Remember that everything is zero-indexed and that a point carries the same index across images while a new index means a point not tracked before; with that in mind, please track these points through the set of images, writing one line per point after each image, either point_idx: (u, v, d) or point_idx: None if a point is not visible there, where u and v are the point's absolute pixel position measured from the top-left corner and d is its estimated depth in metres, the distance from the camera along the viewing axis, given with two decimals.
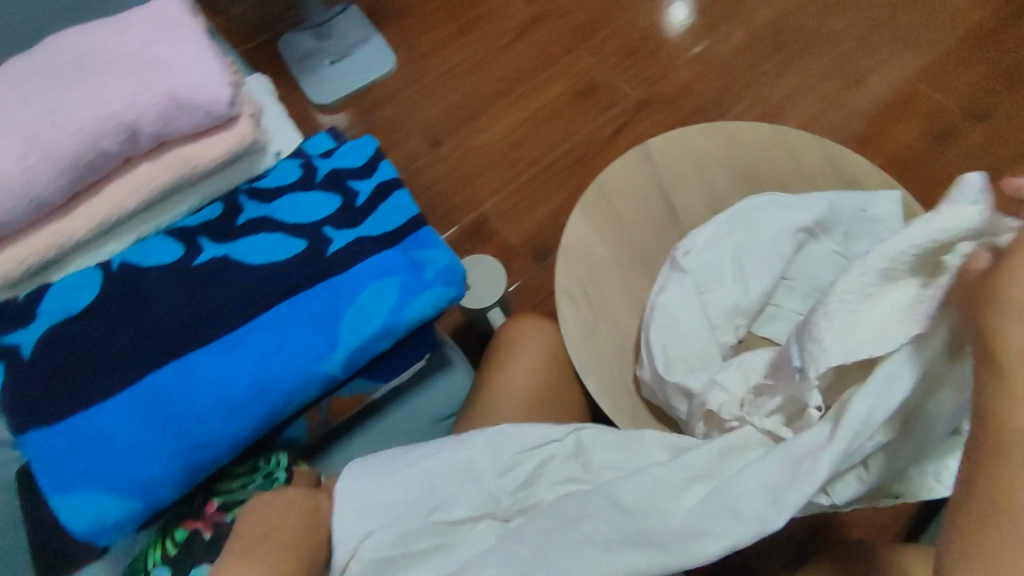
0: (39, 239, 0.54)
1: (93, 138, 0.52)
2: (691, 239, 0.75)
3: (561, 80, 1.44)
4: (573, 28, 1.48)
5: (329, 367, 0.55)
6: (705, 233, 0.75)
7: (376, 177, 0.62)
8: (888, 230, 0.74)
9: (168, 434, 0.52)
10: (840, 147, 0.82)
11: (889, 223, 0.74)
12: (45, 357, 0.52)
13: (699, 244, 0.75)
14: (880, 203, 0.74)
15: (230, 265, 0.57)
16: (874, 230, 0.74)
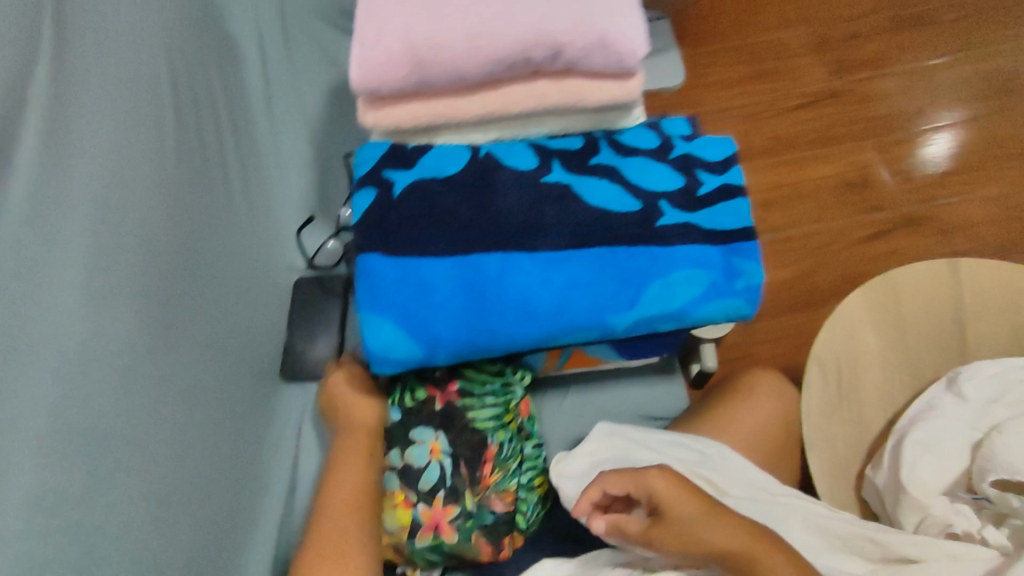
0: (438, 106, 0.61)
1: (528, 45, 0.57)
2: (977, 367, 0.66)
3: (836, 162, 1.39)
4: (869, 119, 1.43)
5: (618, 322, 0.57)
6: (996, 367, 0.66)
7: (725, 176, 0.62)
8: None
9: (471, 310, 0.56)
10: None
11: None
12: (406, 202, 0.58)
13: (986, 376, 0.66)
14: None
15: (570, 195, 0.60)
16: None
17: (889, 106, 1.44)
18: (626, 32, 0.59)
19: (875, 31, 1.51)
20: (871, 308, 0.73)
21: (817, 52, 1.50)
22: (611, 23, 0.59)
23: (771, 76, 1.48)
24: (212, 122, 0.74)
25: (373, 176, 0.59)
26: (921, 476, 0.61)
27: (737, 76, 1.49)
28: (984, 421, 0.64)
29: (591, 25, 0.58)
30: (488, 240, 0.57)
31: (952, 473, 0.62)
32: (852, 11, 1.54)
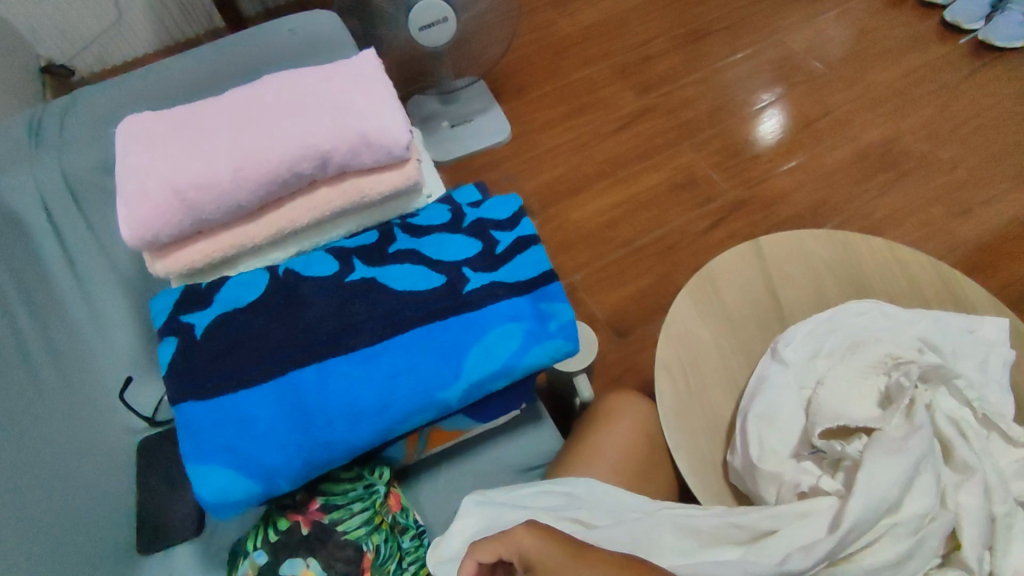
0: (226, 238, 0.63)
1: (294, 161, 0.61)
2: (792, 331, 0.73)
3: (662, 170, 1.51)
4: (680, 125, 1.56)
5: (448, 395, 0.59)
6: (805, 327, 0.74)
7: (517, 231, 0.67)
8: (996, 354, 0.72)
9: (299, 428, 0.56)
10: (956, 272, 0.82)
11: (997, 347, 0.72)
12: (211, 339, 0.58)
13: (800, 337, 0.73)
14: (987, 328, 0.73)
15: (376, 287, 0.63)
16: (983, 351, 0.72)
17: (693, 109, 1.59)
18: (383, 127, 0.64)
19: (665, 50, 1.68)
20: (695, 304, 0.80)
21: (621, 79, 1.64)
22: (368, 122, 0.64)
23: (586, 108, 1.61)
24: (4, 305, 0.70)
25: (172, 323, 0.59)
26: (767, 446, 0.66)
27: (556, 116, 1.60)
28: (807, 378, 0.71)
29: (349, 130, 0.63)
30: (302, 354, 0.58)
31: (792, 433, 0.67)
32: (641, 38, 1.71)
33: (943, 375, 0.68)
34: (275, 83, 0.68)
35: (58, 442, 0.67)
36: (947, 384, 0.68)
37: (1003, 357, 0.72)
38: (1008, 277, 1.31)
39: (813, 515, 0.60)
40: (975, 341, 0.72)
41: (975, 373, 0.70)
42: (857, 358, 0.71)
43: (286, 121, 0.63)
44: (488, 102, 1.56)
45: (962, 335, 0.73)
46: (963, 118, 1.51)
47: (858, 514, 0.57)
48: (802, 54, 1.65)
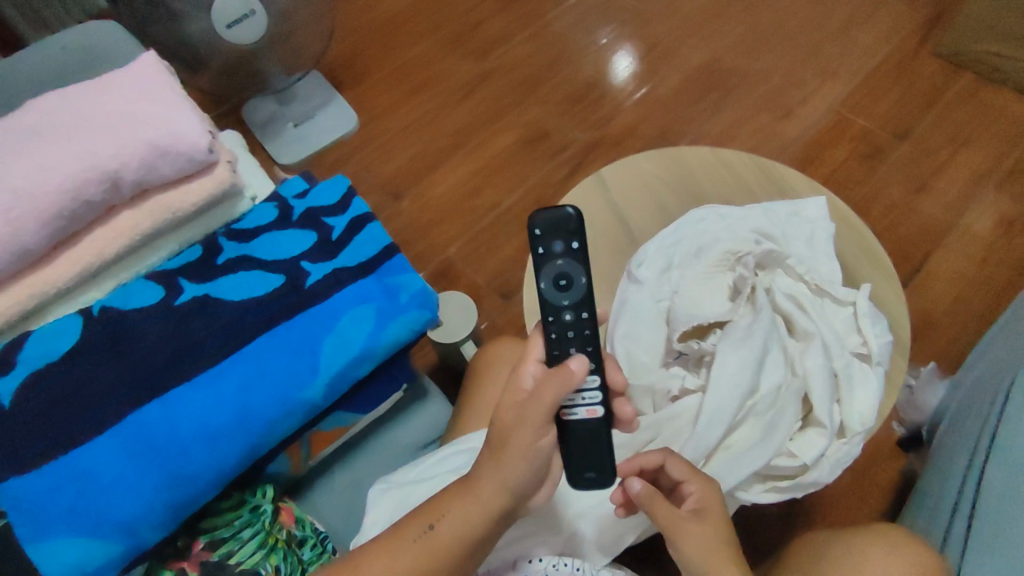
0: (21, 289, 0.56)
1: (76, 188, 0.55)
2: (643, 250, 0.76)
3: (516, 128, 1.52)
4: (523, 80, 1.58)
5: (311, 394, 0.57)
6: (656, 244, 0.76)
7: (350, 213, 0.65)
8: (819, 227, 0.78)
9: (153, 469, 0.52)
10: (776, 163, 0.88)
11: (819, 222, 0.79)
12: (26, 404, 0.52)
13: (652, 254, 0.75)
14: (809, 208, 0.80)
15: (210, 302, 0.58)
16: (808, 227, 0.78)
17: (533, 62, 1.60)
18: (175, 132, 0.58)
19: (494, 9, 1.68)
20: None
21: (458, 45, 1.63)
22: (156, 130, 0.58)
23: (429, 81, 1.58)
24: None
25: None
26: (639, 363, 0.69)
27: (400, 94, 1.56)
28: (664, 290, 0.74)
29: (134, 141, 0.57)
30: (138, 392, 0.53)
31: (659, 345, 0.70)
32: (468, 0, 1.69)
33: (775, 258, 0.74)
34: (38, 106, 0.60)
35: None
36: (781, 266, 0.74)
37: (824, 228, 0.78)
38: (834, 163, 1.44)
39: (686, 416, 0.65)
40: (798, 221, 0.78)
41: (804, 250, 0.77)
42: (702, 260, 0.75)
43: (57, 146, 0.56)
44: (327, 93, 1.48)
45: (787, 218, 0.79)
46: (773, 27, 1.63)
47: (716, 407, 0.63)
48: None
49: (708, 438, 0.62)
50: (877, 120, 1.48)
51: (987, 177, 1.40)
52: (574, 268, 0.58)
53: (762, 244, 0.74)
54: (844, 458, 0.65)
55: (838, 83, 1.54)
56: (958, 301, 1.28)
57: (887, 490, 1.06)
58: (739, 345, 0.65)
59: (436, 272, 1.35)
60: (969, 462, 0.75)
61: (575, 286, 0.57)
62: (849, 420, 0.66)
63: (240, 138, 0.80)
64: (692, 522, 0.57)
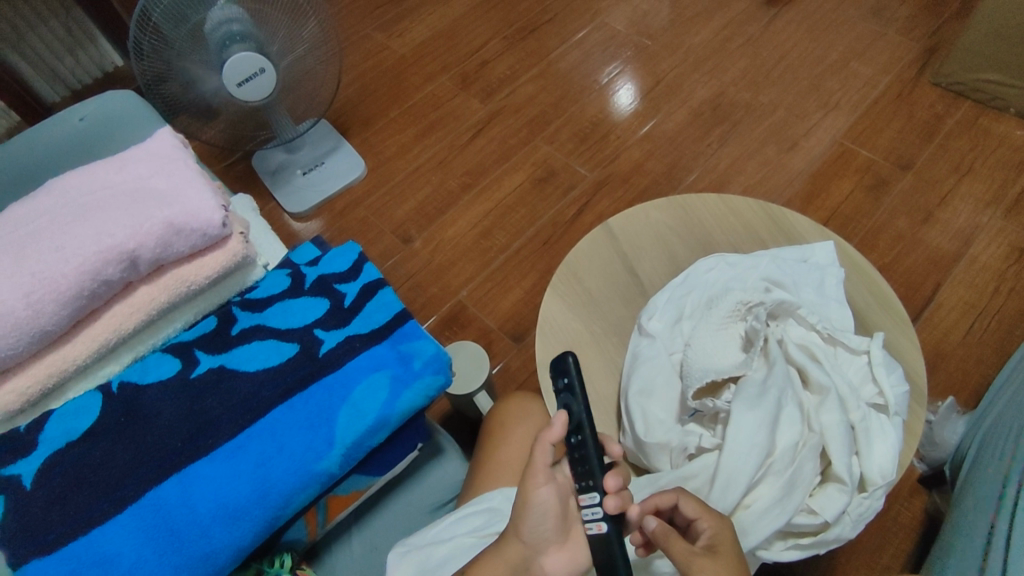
0: (40, 369, 0.57)
1: (96, 269, 0.56)
2: (653, 305, 0.77)
3: (523, 170, 1.53)
4: (529, 122, 1.60)
5: (328, 465, 0.57)
6: (663, 298, 0.78)
7: (361, 279, 0.66)
8: (829, 274, 0.78)
9: (171, 549, 0.52)
10: (781, 208, 0.89)
11: (828, 268, 0.79)
12: (44, 487, 0.52)
13: (660, 308, 0.77)
14: (817, 254, 0.80)
15: (225, 375, 0.59)
16: (818, 274, 0.78)
17: (538, 103, 1.63)
18: (190, 209, 0.60)
19: (499, 53, 1.71)
20: (563, 298, 0.83)
21: (465, 89, 1.66)
22: (171, 209, 0.60)
23: (435, 125, 1.61)
24: None
25: None
26: (654, 419, 0.69)
27: (408, 138, 1.59)
28: (676, 342, 0.74)
29: (151, 220, 0.58)
30: (155, 471, 0.54)
31: (672, 401, 0.71)
32: (474, 45, 1.73)
33: (786, 308, 0.73)
34: (59, 188, 0.62)
35: None
36: (793, 316, 0.73)
37: (834, 275, 0.78)
38: (839, 195, 1.45)
39: (703, 476, 0.65)
40: (806, 267, 0.78)
41: (815, 297, 0.76)
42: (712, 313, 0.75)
43: (78, 228, 0.57)
44: (335, 140, 1.52)
45: (795, 265, 0.79)
46: (774, 61, 1.65)
47: (731, 468, 0.63)
48: (626, 31, 1.74)
49: (724, 499, 0.62)
50: (880, 151, 1.49)
51: (996, 205, 1.40)
52: (575, 405, 0.58)
53: (772, 294, 0.73)
54: (868, 513, 0.64)
55: (840, 115, 1.55)
56: (973, 332, 1.26)
57: (912, 530, 1.04)
58: (752, 405, 0.65)
59: (447, 316, 1.36)
60: (999, 502, 0.73)
61: (575, 421, 0.58)
62: (870, 475, 0.65)
63: (250, 201, 0.82)
64: (703, 555, 0.54)
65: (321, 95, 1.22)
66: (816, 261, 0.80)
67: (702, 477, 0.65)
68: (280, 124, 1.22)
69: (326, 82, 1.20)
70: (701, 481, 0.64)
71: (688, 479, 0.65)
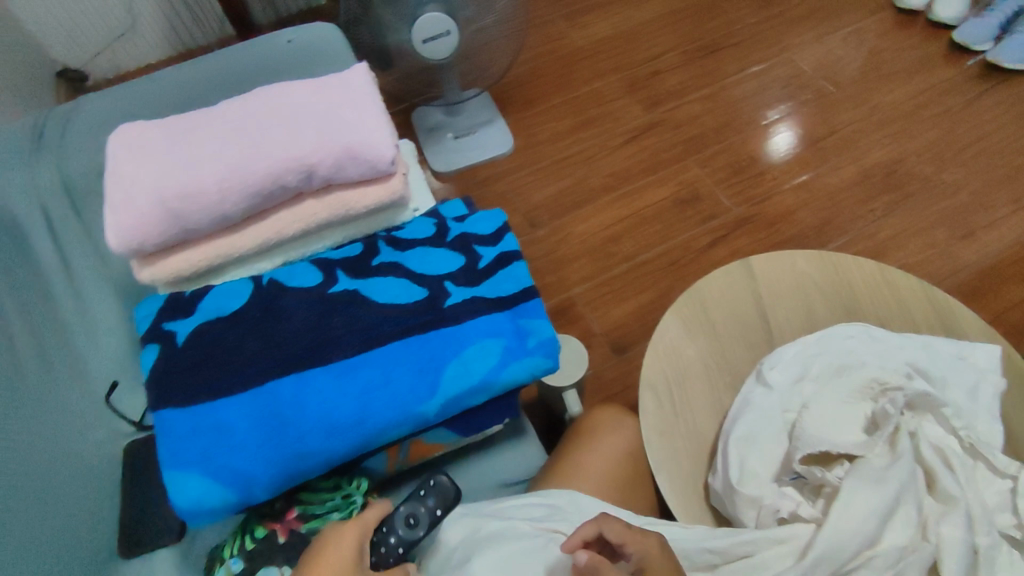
0: (210, 247, 0.64)
1: (279, 174, 0.62)
2: (778, 354, 0.72)
3: (667, 187, 1.50)
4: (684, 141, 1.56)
5: (426, 409, 0.58)
6: (792, 350, 0.72)
7: (500, 246, 0.68)
8: (988, 379, 0.69)
9: (275, 441, 0.55)
10: (945, 294, 0.81)
11: (988, 373, 0.70)
12: (190, 348, 0.59)
13: (786, 360, 0.72)
14: (979, 355, 0.71)
15: (358, 299, 0.62)
16: (975, 375, 0.70)
17: (699, 124, 1.58)
18: (368, 141, 0.64)
19: (673, 66, 1.68)
20: (684, 321, 0.81)
21: (628, 94, 1.64)
22: (353, 137, 0.64)
23: (591, 122, 1.61)
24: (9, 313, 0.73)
25: (155, 330, 0.60)
26: (750, 471, 0.65)
27: (561, 129, 1.60)
28: (794, 401, 0.70)
29: (334, 143, 0.63)
30: (279, 363, 0.58)
31: (774, 458, 0.66)
32: (650, 53, 1.71)
33: (931, 402, 0.66)
34: (265, 95, 0.69)
35: None
36: (935, 412, 0.66)
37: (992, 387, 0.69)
38: (1013, 302, 1.29)
39: (791, 547, 0.60)
40: (963, 365, 0.70)
41: (966, 399, 0.68)
42: (843, 382, 0.70)
43: (273, 134, 0.63)
44: (491, 114, 1.56)
45: (950, 361, 0.71)
46: (973, 139, 1.49)
47: (826, 552, 0.58)
48: (812, 72, 1.64)
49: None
50: None
51: None
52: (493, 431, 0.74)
53: (919, 382, 0.66)
54: None
55: None
56: None
57: None
58: (870, 493, 0.59)
59: (554, 308, 1.36)
60: None
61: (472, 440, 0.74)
62: None
63: (411, 147, 0.86)
64: None
65: (492, 68, 1.26)
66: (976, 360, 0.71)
67: (789, 547, 0.60)
68: (448, 86, 1.26)
69: (500, 57, 1.24)
70: (787, 552, 0.60)
71: (774, 543, 0.61)
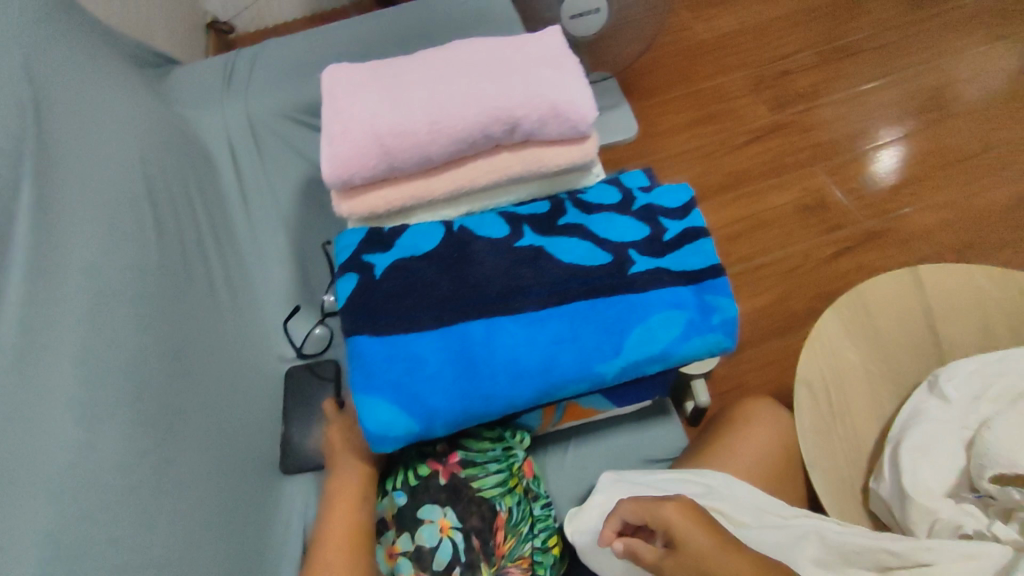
0: (408, 188, 0.65)
1: (487, 123, 0.63)
2: (954, 367, 0.69)
3: (792, 191, 1.44)
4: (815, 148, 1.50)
5: (607, 369, 0.59)
6: (970, 364, 0.69)
7: (686, 221, 0.67)
8: None
9: (465, 377, 0.57)
10: None
11: None
12: (387, 281, 0.61)
13: (962, 375, 0.68)
14: None
15: (543, 256, 0.63)
16: None
17: (832, 130, 1.52)
18: (573, 101, 0.65)
19: (807, 67, 1.61)
20: (845, 323, 0.77)
21: (758, 91, 1.58)
22: (559, 93, 0.65)
23: (716, 116, 1.56)
24: (190, 240, 0.78)
25: (355, 261, 0.62)
26: (923, 481, 0.63)
27: (683, 121, 1.56)
28: (971, 418, 0.66)
29: (542, 98, 0.64)
30: (471, 305, 0.60)
31: (953, 472, 0.63)
32: (782, 51, 1.64)
33: None
34: (468, 47, 0.70)
35: (203, 371, 0.71)
36: None
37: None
38: None
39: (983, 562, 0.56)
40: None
41: None
42: None
43: (483, 84, 0.65)
44: (617, 98, 1.56)
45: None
46: None
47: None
48: (960, 87, 1.54)
49: None
50: None
51: None
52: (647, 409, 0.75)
53: None
54: None
55: None
56: None
57: None
58: None
59: None
60: None
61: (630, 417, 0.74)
62: None
63: None
64: None
65: None
66: None
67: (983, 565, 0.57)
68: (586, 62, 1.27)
69: None
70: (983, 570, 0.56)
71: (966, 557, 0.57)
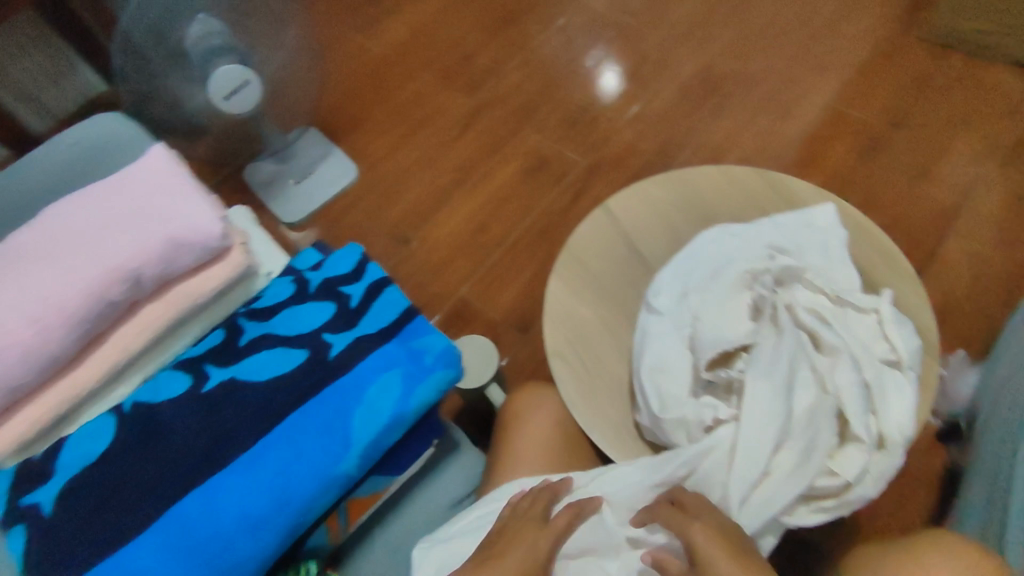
0: (51, 395, 0.57)
1: (100, 291, 0.56)
2: (658, 282, 0.76)
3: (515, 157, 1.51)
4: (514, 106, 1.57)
5: (345, 467, 0.56)
6: (669, 273, 0.76)
7: (366, 279, 0.66)
8: (833, 236, 0.77)
9: (198, 561, 0.52)
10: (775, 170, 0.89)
11: (832, 231, 0.77)
12: (66, 511, 0.52)
13: (665, 286, 0.75)
14: (819, 218, 0.78)
15: (237, 386, 0.58)
16: (824, 237, 0.77)
17: (524, 91, 1.61)
18: (190, 223, 0.59)
19: (480, 43, 1.68)
20: (568, 283, 0.82)
21: (447, 83, 1.63)
22: (170, 223, 0.59)
23: (422, 122, 1.58)
24: None
25: (17, 509, 0.53)
26: (665, 397, 0.69)
27: (393, 139, 1.56)
28: (684, 317, 0.72)
29: (152, 238, 0.58)
30: (171, 478, 0.54)
31: (687, 373, 0.69)
32: (453, 37, 1.69)
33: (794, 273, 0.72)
34: (54, 212, 0.61)
35: None
36: (800, 280, 0.73)
37: (839, 247, 0.76)
38: (835, 159, 1.44)
39: (723, 446, 0.65)
40: (808, 232, 0.77)
41: (824, 258, 0.75)
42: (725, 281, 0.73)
43: (79, 251, 0.57)
44: (325, 147, 1.50)
45: (801, 229, 0.78)
46: (763, 27, 1.62)
47: (754, 443, 0.63)
48: (607, 9, 1.70)
49: (750, 470, 0.63)
50: (874, 110, 1.48)
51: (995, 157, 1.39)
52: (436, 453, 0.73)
53: (777, 259, 0.72)
54: (889, 471, 0.65)
55: (832, 77, 1.54)
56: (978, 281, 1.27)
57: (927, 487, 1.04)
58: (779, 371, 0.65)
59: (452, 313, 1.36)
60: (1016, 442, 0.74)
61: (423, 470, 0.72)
62: (890, 425, 0.65)
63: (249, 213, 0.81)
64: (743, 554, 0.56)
65: (301, 102, 1.20)
66: (819, 224, 0.78)
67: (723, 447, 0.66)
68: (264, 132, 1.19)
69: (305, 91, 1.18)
70: (725, 452, 0.65)
71: (711, 450, 0.66)
